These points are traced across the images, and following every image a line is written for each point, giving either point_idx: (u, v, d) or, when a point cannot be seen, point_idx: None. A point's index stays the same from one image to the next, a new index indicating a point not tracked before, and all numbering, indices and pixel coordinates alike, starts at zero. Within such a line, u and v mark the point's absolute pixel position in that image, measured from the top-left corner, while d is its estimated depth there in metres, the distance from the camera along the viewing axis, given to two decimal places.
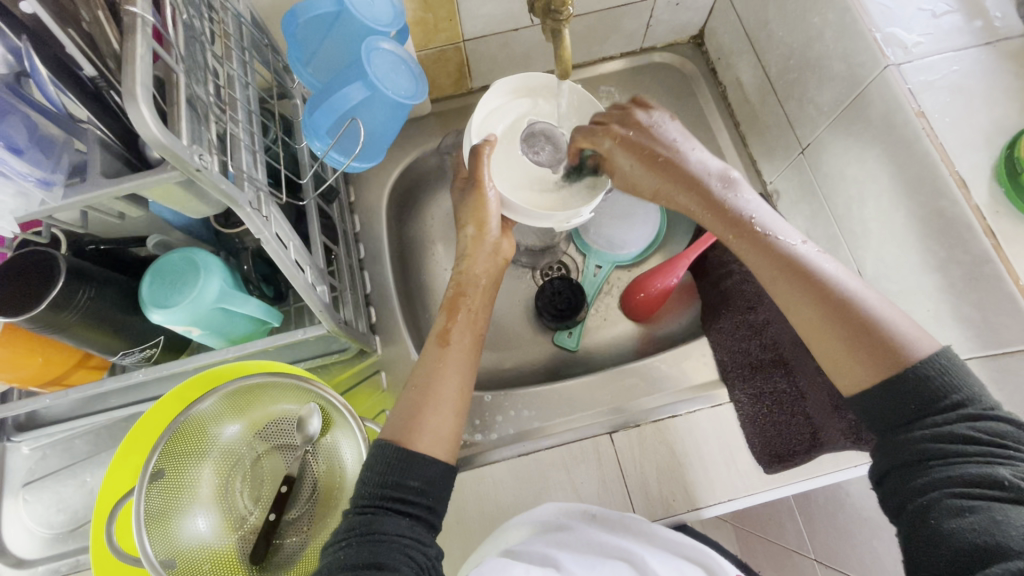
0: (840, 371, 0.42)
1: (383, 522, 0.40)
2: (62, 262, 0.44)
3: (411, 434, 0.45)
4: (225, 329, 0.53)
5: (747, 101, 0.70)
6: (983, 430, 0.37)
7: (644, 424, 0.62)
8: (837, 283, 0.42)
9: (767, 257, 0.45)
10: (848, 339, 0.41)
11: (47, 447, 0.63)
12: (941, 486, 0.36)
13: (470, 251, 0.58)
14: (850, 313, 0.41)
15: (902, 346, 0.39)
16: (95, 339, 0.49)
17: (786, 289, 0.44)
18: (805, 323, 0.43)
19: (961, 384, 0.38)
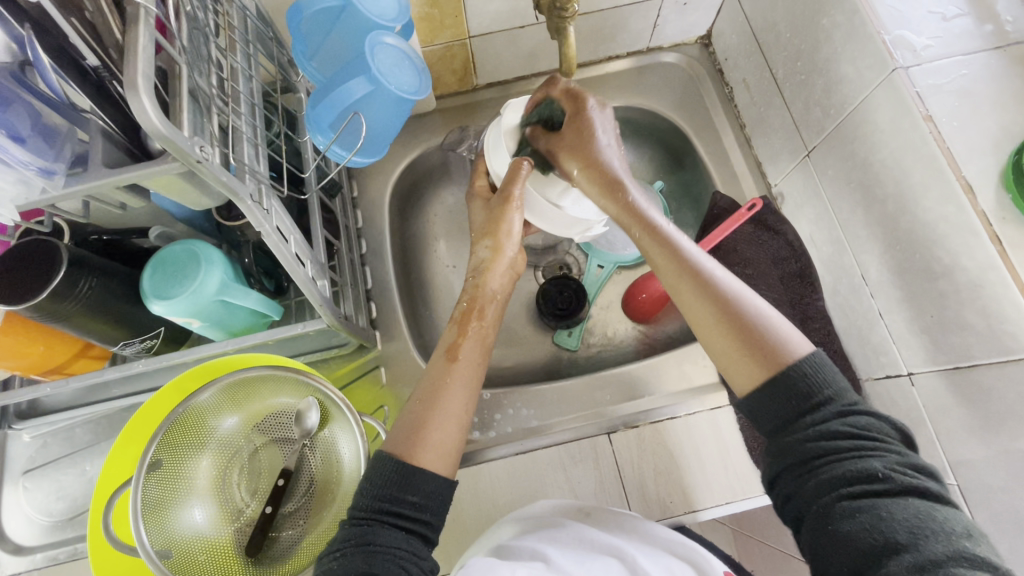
0: (735, 374, 0.44)
1: (379, 534, 0.40)
2: (62, 251, 0.44)
3: (415, 449, 0.44)
4: (226, 322, 0.53)
5: (753, 103, 0.69)
6: (855, 426, 0.39)
7: (643, 425, 0.62)
8: (727, 288, 0.46)
9: (675, 269, 0.48)
10: (738, 337, 0.43)
11: (47, 435, 0.64)
12: (833, 484, 0.37)
13: (488, 267, 0.57)
14: (736, 312, 0.44)
15: (782, 348, 0.42)
16: (96, 328, 0.50)
17: (689, 295, 0.47)
18: (702, 321, 0.46)
19: (835, 378, 0.41)
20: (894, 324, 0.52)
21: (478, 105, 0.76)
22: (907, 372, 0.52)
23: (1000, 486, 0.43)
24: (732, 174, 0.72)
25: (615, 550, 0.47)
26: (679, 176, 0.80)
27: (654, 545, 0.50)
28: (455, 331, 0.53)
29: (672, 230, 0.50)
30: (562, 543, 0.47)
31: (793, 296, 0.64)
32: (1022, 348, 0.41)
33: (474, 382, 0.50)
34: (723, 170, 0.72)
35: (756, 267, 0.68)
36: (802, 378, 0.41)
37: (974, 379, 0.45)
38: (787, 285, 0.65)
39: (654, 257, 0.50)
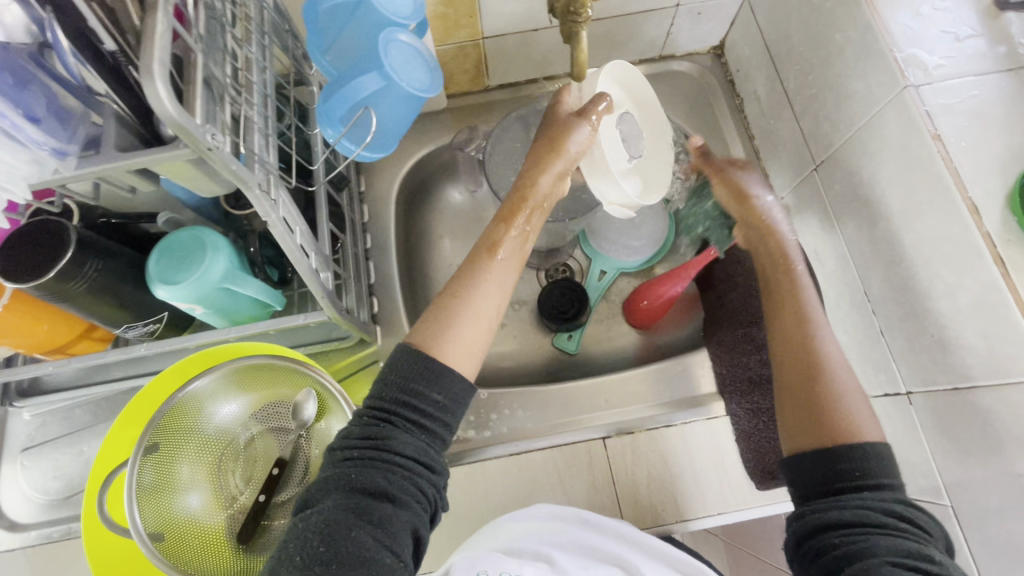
0: (796, 435, 0.47)
1: (398, 440, 0.40)
2: (71, 232, 0.45)
3: (437, 342, 0.44)
4: (229, 310, 0.53)
5: (763, 115, 0.69)
6: (909, 513, 0.40)
7: (639, 431, 0.62)
8: (830, 357, 0.50)
9: (792, 332, 0.53)
10: (810, 414, 0.47)
11: (47, 414, 0.64)
12: (884, 548, 0.38)
13: (553, 164, 0.55)
14: (823, 390, 0.48)
15: (857, 432, 0.45)
16: (100, 310, 0.50)
17: (795, 356, 0.51)
18: (788, 376, 0.50)
19: (892, 471, 0.43)
20: (895, 342, 0.52)
21: (489, 105, 0.77)
22: (905, 391, 0.52)
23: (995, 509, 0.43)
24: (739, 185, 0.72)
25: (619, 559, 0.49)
26: None
27: (658, 561, 0.50)
28: (499, 229, 0.52)
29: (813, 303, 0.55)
30: (563, 541, 0.50)
31: None
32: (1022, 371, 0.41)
33: (514, 269, 0.51)
34: None
35: None
36: (848, 457, 0.43)
37: (971, 401, 0.45)
38: None
39: (777, 322, 0.55)
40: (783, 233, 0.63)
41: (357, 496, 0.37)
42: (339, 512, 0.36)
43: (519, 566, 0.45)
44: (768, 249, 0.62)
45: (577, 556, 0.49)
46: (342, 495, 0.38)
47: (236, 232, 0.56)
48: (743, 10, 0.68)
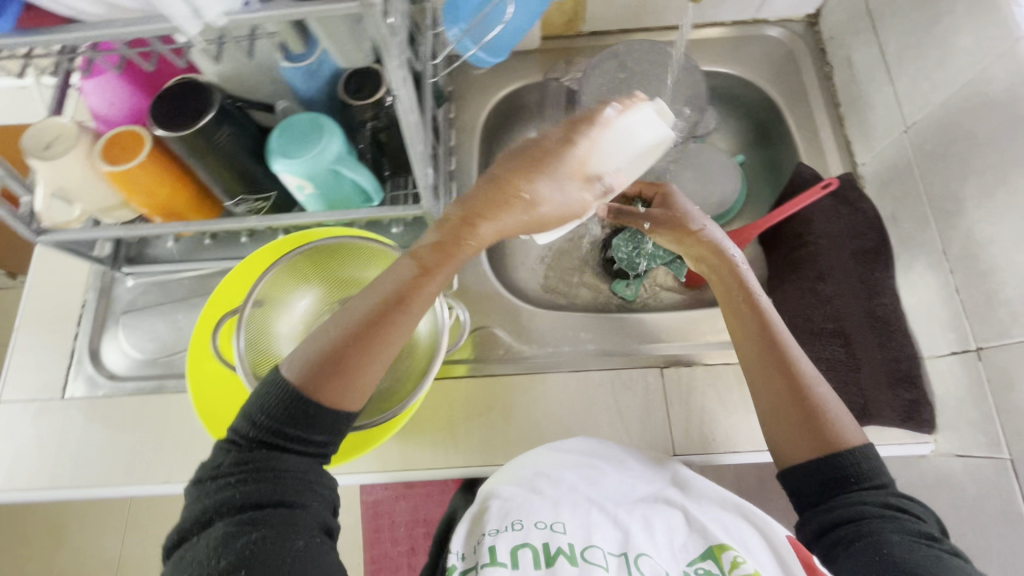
0: (785, 453, 0.51)
1: (282, 459, 0.42)
2: (215, 98, 0.49)
3: (323, 388, 0.43)
4: (331, 194, 0.58)
5: (854, 81, 0.70)
6: (905, 503, 0.47)
7: (695, 366, 0.64)
8: (804, 370, 0.52)
9: (761, 351, 0.53)
10: (802, 432, 0.50)
11: (149, 284, 0.70)
12: (890, 529, 0.45)
13: (496, 199, 0.42)
14: (808, 400, 0.50)
15: (840, 438, 0.49)
16: (222, 176, 0.55)
17: (768, 377, 0.52)
18: (774, 404, 0.52)
19: (884, 472, 0.49)
20: (972, 299, 0.53)
21: (579, 51, 0.79)
22: (976, 347, 0.53)
23: None
24: (819, 149, 0.72)
25: (662, 496, 0.53)
26: (762, 150, 0.81)
27: (705, 500, 0.52)
28: (409, 278, 0.44)
29: (767, 300, 0.56)
30: (589, 476, 0.54)
31: (863, 271, 0.65)
32: None
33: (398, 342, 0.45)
34: (810, 144, 0.73)
35: (830, 239, 0.67)
36: (846, 464, 0.48)
37: None
38: (857, 259, 0.65)
39: (741, 329, 0.55)
40: (709, 228, 0.59)
41: (250, 511, 0.40)
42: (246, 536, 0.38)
43: (554, 514, 0.50)
44: (713, 269, 0.59)
45: (607, 495, 0.53)
46: (229, 519, 0.39)
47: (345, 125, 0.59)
48: None
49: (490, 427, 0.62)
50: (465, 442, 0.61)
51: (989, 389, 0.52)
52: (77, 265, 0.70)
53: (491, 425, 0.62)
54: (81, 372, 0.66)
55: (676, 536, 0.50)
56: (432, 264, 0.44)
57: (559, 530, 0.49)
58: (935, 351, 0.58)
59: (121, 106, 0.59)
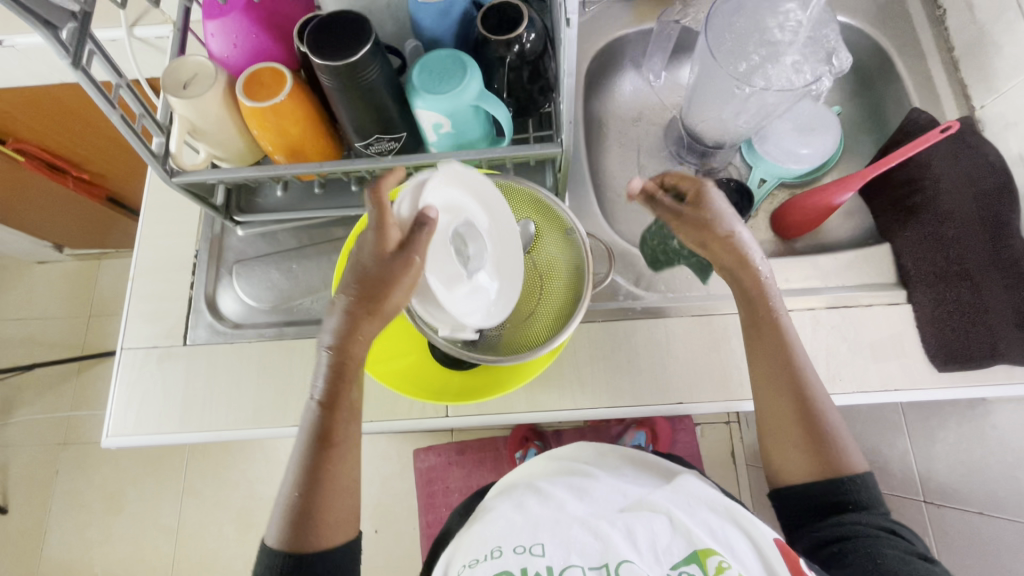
0: (787, 474, 0.54)
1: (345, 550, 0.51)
2: (370, 31, 0.49)
3: (309, 540, 0.48)
4: (466, 134, 0.57)
5: (974, 23, 0.69)
6: (891, 524, 0.51)
7: (817, 308, 0.64)
8: (815, 396, 0.54)
9: (777, 370, 0.55)
10: (806, 454, 0.53)
11: (260, 234, 0.70)
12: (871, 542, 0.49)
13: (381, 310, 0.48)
14: (817, 425, 0.53)
15: (845, 460, 0.52)
16: (362, 116, 0.54)
17: (780, 390, 0.54)
18: (782, 427, 0.54)
19: (878, 497, 0.52)
20: None
21: None
22: None
23: None
24: (933, 94, 0.71)
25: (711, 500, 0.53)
26: (863, 100, 0.80)
27: (695, 501, 0.52)
28: (327, 417, 0.49)
29: (783, 317, 0.56)
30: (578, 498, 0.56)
31: (986, 212, 0.64)
32: None
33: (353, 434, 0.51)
34: (922, 90, 0.72)
35: (947, 183, 0.66)
36: (842, 492, 0.51)
37: None
38: (981, 202, 0.64)
39: (758, 348, 0.56)
40: (727, 224, 0.55)
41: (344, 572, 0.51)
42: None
43: (533, 535, 0.50)
44: (733, 278, 0.56)
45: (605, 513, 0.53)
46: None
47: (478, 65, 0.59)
48: None
49: (616, 371, 0.62)
50: (592, 385, 0.62)
51: None
52: (187, 214, 0.70)
53: (616, 368, 0.62)
54: (201, 320, 0.66)
55: (659, 538, 0.48)
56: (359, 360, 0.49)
57: (536, 553, 0.48)
58: None
59: (244, 49, 0.57)
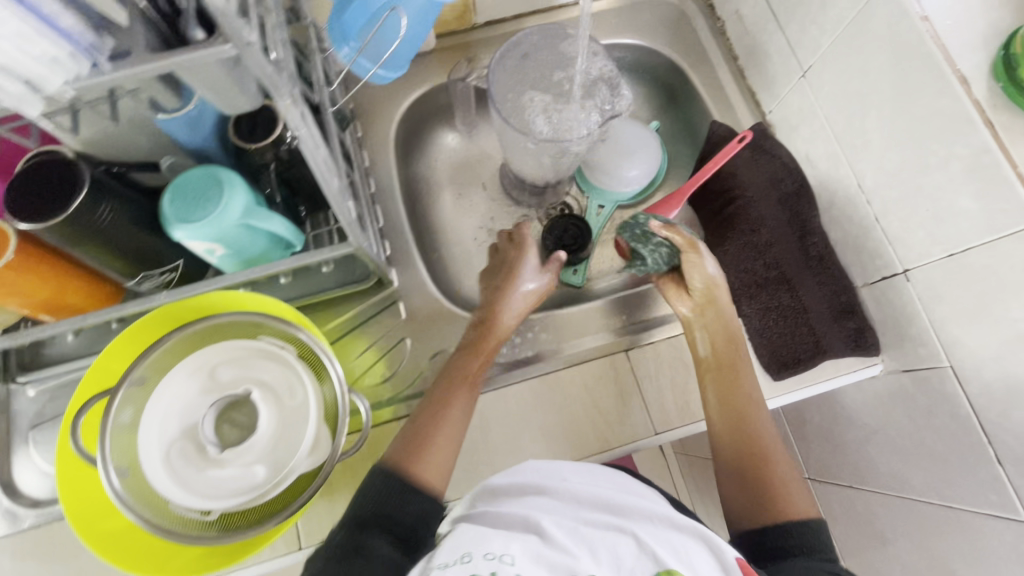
0: (743, 517, 0.54)
1: (370, 545, 0.44)
2: (83, 174, 0.43)
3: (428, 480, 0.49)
4: (249, 250, 0.52)
5: (747, 33, 0.71)
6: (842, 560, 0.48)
7: (658, 341, 0.65)
8: (761, 433, 0.56)
9: (746, 402, 0.57)
10: (775, 487, 0.53)
11: (55, 388, 0.61)
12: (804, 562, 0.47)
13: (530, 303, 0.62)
14: (762, 458, 0.55)
15: (792, 509, 0.52)
16: (112, 260, 0.48)
17: (745, 414, 0.57)
18: (730, 453, 0.56)
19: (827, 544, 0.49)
20: (891, 225, 0.57)
21: (476, 44, 0.76)
22: (903, 269, 0.56)
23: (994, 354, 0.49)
24: (727, 104, 0.74)
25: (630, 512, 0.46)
26: (675, 114, 0.82)
27: (647, 521, 0.43)
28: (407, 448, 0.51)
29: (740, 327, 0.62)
30: (557, 505, 0.44)
31: (792, 214, 0.67)
32: (1012, 224, 0.44)
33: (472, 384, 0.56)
34: (718, 100, 0.75)
35: (754, 190, 0.69)
36: (788, 537, 0.50)
37: (967, 263, 0.49)
38: (785, 205, 0.68)
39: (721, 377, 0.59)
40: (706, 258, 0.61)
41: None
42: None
43: (507, 541, 0.39)
44: (712, 320, 0.60)
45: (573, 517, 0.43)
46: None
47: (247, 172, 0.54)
48: None
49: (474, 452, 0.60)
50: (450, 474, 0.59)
51: (921, 306, 0.56)
52: None
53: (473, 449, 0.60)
54: None
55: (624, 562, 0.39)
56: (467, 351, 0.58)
57: (508, 562, 0.37)
58: (867, 280, 0.62)
59: None
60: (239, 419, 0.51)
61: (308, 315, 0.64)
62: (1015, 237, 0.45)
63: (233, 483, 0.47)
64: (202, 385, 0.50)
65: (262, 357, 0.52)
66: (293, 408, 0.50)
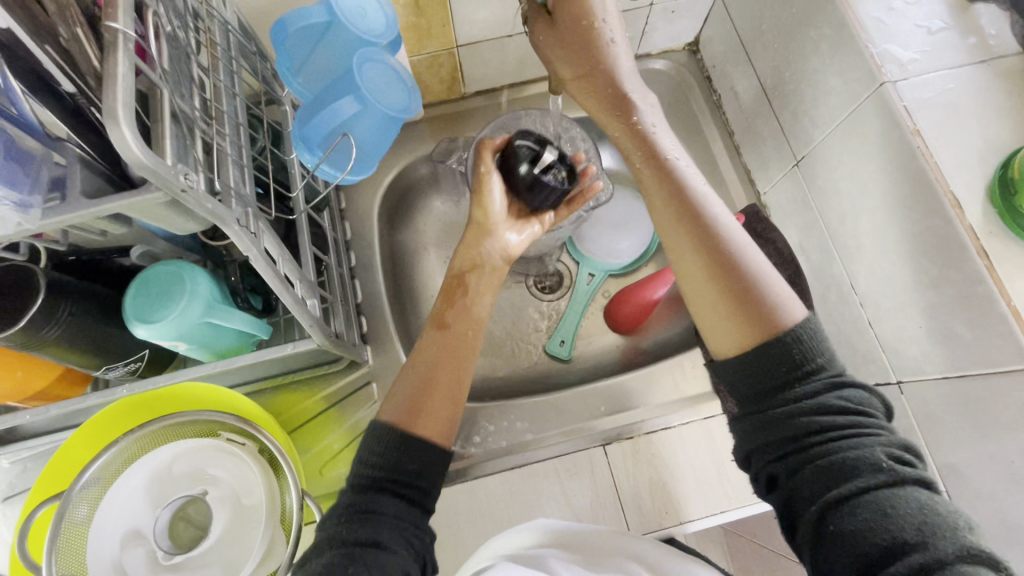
0: (721, 340, 0.42)
1: (380, 502, 0.42)
2: (41, 284, 0.43)
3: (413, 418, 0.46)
4: (213, 343, 0.52)
5: (741, 110, 0.69)
6: (853, 409, 0.38)
7: (637, 436, 0.63)
8: (728, 241, 0.43)
9: (693, 259, 0.44)
10: (736, 311, 0.41)
11: (27, 460, 0.60)
12: (836, 474, 0.36)
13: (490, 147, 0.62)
14: (736, 272, 0.42)
15: (776, 312, 0.40)
16: (74, 355, 0.48)
17: (680, 239, 0.45)
18: (701, 299, 0.43)
19: (822, 350, 0.39)
20: (883, 333, 0.53)
21: (467, 113, 0.75)
22: (896, 380, 0.53)
23: (988, 491, 0.45)
24: (721, 181, 0.72)
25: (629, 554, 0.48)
26: None
27: None
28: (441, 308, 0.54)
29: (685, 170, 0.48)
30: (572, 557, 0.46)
31: None
32: (1008, 360, 0.41)
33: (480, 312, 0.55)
34: (711, 176, 0.73)
35: None
36: (782, 345, 0.39)
37: (963, 389, 0.46)
38: None
39: (649, 197, 0.47)
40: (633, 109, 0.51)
41: (349, 548, 0.39)
42: (336, 563, 0.38)
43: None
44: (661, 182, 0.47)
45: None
46: (335, 549, 0.39)
47: (215, 261, 0.54)
48: (717, 6, 0.68)
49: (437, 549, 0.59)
50: None
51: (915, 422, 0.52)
52: None
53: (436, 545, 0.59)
54: None
55: None
56: (466, 271, 0.57)
57: None
58: (861, 380, 0.58)
59: None
60: (195, 516, 0.51)
61: (280, 394, 0.63)
62: (1012, 375, 0.41)
63: None
64: (154, 482, 0.50)
65: (220, 453, 0.51)
66: (250, 507, 0.49)
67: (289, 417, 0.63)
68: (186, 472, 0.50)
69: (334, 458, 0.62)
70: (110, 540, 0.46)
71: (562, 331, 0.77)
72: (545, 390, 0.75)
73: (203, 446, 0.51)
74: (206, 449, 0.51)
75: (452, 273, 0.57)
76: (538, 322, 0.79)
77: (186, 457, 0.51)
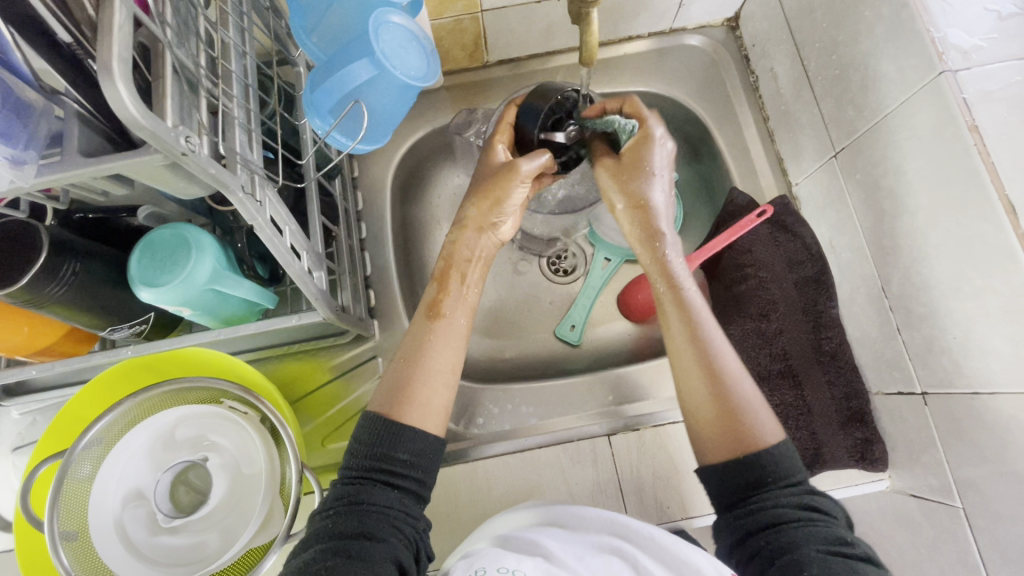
0: (711, 444, 0.45)
1: (371, 493, 0.41)
2: (43, 237, 0.42)
3: (403, 411, 0.45)
4: (216, 309, 0.51)
5: (780, 95, 0.65)
6: (817, 502, 0.42)
7: (645, 428, 0.62)
8: (725, 364, 0.47)
9: (693, 369, 0.47)
10: (719, 429, 0.45)
11: (37, 413, 0.61)
12: (806, 541, 0.39)
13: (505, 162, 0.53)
14: (725, 391, 0.46)
15: (750, 435, 0.44)
16: (79, 314, 0.47)
17: (680, 353, 0.48)
18: (696, 409, 0.46)
19: (799, 466, 0.44)
20: (913, 341, 0.50)
21: (489, 84, 0.72)
22: (920, 391, 0.50)
23: (1010, 514, 0.42)
24: (751, 169, 0.69)
25: (614, 544, 0.46)
26: (696, 167, 0.76)
27: None
28: (437, 288, 0.52)
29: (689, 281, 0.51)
30: (569, 535, 0.48)
31: (806, 302, 0.61)
32: None
33: (474, 294, 0.53)
34: (741, 163, 0.69)
35: (769, 269, 0.63)
36: (754, 464, 0.43)
37: (992, 407, 0.43)
38: (801, 290, 0.62)
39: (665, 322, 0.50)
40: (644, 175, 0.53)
41: (338, 540, 0.39)
42: (323, 556, 0.38)
43: (517, 560, 0.44)
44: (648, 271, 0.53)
45: (576, 549, 0.46)
46: (324, 542, 0.39)
47: (222, 227, 0.53)
48: None
49: (436, 526, 0.59)
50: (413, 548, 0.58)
51: (936, 435, 0.49)
52: None
53: (436, 522, 0.59)
54: None
55: None
56: (465, 257, 0.54)
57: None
58: (882, 388, 0.55)
59: None
60: (195, 481, 0.51)
61: (287, 362, 0.63)
62: None
63: (185, 552, 0.46)
64: (157, 444, 0.50)
65: (221, 422, 0.51)
66: (251, 475, 0.49)
67: (294, 387, 0.62)
68: (185, 435, 0.50)
69: (338, 428, 0.61)
70: (111, 498, 0.47)
71: (573, 315, 0.75)
72: (553, 375, 0.73)
73: (194, 414, 0.51)
74: (193, 429, 0.51)
75: (446, 260, 0.54)
76: (548, 305, 0.77)
77: (184, 427, 0.51)
